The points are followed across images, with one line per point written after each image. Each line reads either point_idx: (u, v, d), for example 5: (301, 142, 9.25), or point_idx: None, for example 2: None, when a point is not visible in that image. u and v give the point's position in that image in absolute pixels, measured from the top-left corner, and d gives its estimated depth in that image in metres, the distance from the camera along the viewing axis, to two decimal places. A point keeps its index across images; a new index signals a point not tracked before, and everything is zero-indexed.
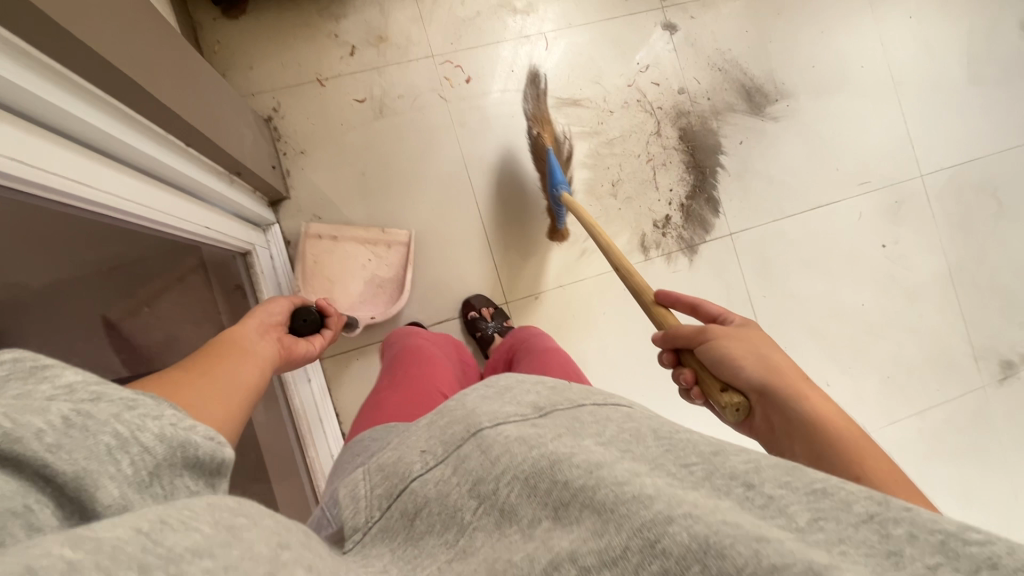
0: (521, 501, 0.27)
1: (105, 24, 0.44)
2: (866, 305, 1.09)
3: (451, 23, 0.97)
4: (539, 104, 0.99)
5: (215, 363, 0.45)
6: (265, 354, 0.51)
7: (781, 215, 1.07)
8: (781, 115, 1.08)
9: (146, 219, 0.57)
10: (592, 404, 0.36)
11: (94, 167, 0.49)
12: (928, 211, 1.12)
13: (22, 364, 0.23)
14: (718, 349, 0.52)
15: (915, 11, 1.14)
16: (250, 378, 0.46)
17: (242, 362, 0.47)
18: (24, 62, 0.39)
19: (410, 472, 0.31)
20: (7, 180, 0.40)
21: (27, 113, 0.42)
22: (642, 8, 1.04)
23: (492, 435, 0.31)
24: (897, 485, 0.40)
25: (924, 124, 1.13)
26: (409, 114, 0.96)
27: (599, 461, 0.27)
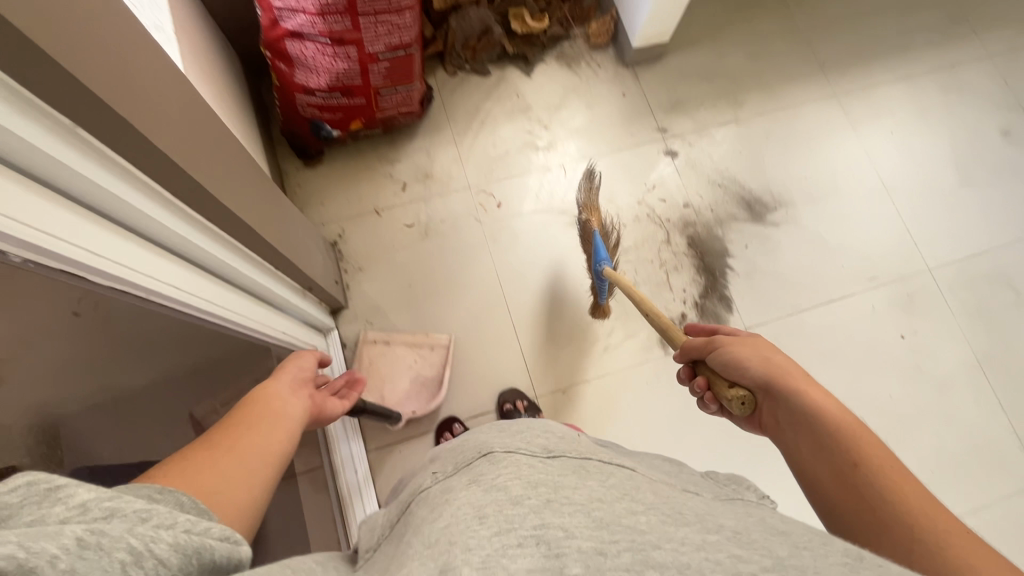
0: (510, 484, 0.35)
1: (216, 176, 0.60)
2: (895, 397, 1.10)
3: (485, 161, 1.17)
4: (590, 194, 1.07)
5: (242, 437, 0.50)
6: (291, 419, 0.58)
7: (794, 310, 1.14)
8: (781, 222, 1.19)
9: (228, 321, 0.69)
10: (597, 460, 0.42)
11: (204, 284, 0.65)
12: (942, 302, 1.16)
13: (36, 487, 0.26)
14: (727, 353, 0.60)
15: (895, 127, 1.28)
16: (274, 448, 0.52)
17: (268, 432, 0.53)
18: (159, 203, 0.54)
19: (422, 484, 0.42)
20: (128, 286, 0.52)
21: (157, 240, 0.57)
22: (647, 139, 1.22)
23: (501, 454, 0.40)
24: (894, 469, 0.47)
25: (922, 224, 1.21)
26: (450, 234, 1.13)
27: (599, 497, 0.35)
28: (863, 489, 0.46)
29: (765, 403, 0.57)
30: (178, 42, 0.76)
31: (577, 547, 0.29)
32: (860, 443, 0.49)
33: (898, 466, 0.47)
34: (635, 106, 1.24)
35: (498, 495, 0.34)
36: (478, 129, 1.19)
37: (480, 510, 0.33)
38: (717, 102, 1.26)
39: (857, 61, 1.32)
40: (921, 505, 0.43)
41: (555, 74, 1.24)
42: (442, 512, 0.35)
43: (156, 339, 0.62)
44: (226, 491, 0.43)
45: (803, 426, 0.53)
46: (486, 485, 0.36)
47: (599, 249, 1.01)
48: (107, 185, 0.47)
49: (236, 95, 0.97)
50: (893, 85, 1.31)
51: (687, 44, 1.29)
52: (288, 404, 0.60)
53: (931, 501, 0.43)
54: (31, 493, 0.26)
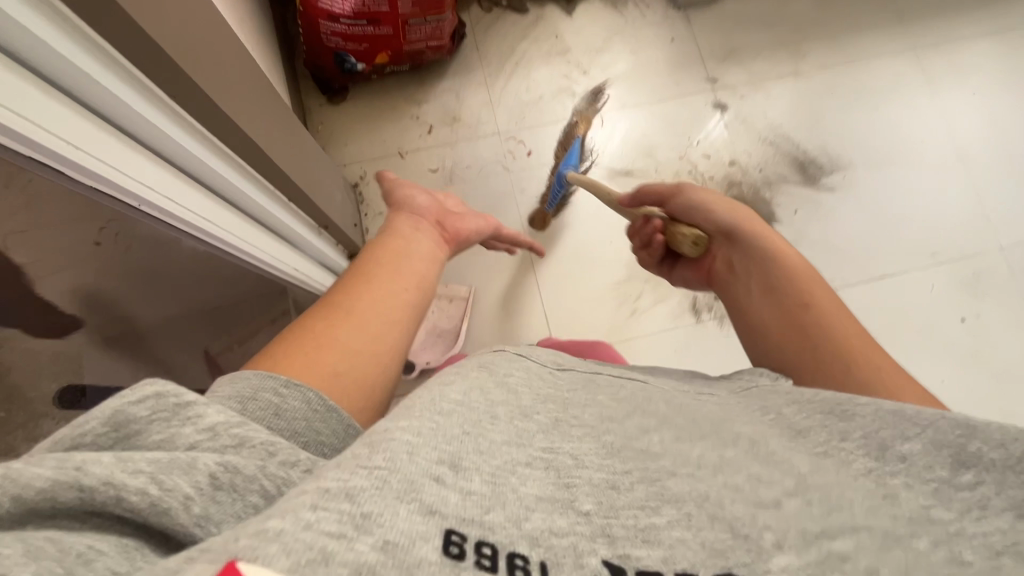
0: (522, 391, 0.36)
1: (241, 100, 0.56)
2: (947, 384, 1.01)
3: (517, 105, 1.10)
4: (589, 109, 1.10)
5: (373, 288, 0.45)
6: (420, 264, 0.51)
7: (843, 283, 1.05)
8: (838, 186, 1.09)
9: (252, 259, 0.66)
10: (608, 376, 0.43)
11: (234, 220, 0.61)
12: (1013, 285, 1.05)
13: (166, 401, 0.29)
14: (689, 199, 0.64)
15: (978, 87, 1.14)
16: (408, 295, 0.47)
17: (399, 279, 0.47)
18: (185, 127, 0.50)
19: None
20: (153, 208, 0.49)
21: (186, 170, 0.53)
22: (694, 89, 1.13)
23: (503, 369, 0.38)
24: (835, 307, 0.51)
25: (999, 197, 1.09)
26: (475, 183, 1.07)
27: (609, 416, 0.36)
28: (804, 322, 0.51)
29: (717, 245, 0.62)
30: None
31: (589, 479, 0.29)
32: (810, 287, 0.53)
33: (835, 301, 0.52)
34: (684, 53, 1.14)
35: (510, 397, 0.35)
36: (512, 71, 1.11)
37: (492, 408, 0.32)
38: (777, 53, 1.14)
39: (941, 12, 1.17)
40: (858, 345, 0.48)
41: (598, 15, 1.15)
42: (434, 391, 0.33)
43: (172, 272, 0.60)
44: (360, 361, 0.40)
45: (758, 269, 0.56)
46: (497, 376, 0.37)
47: (571, 156, 1.05)
48: (128, 99, 0.43)
49: (259, 22, 0.92)
50: (980, 40, 1.16)
51: None
52: (418, 248, 0.54)
53: (859, 334, 0.49)
54: (161, 407, 0.29)
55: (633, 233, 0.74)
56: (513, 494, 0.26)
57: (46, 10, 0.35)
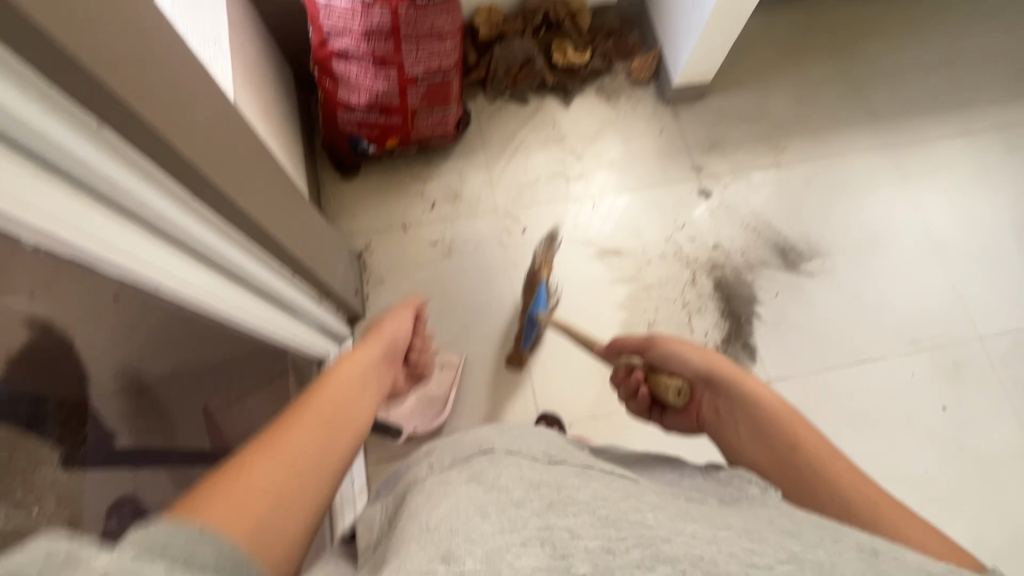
0: (511, 485, 0.38)
1: (258, 192, 0.63)
2: (930, 473, 1.01)
3: (515, 186, 1.19)
4: (548, 250, 1.11)
5: (303, 435, 0.44)
6: (358, 408, 0.51)
7: (823, 366, 1.08)
8: (817, 272, 1.14)
9: (252, 327, 0.71)
10: (599, 469, 0.44)
11: (239, 295, 0.66)
12: (992, 376, 1.07)
13: (54, 556, 0.23)
14: (666, 348, 0.68)
15: (949, 183, 1.21)
16: (338, 442, 0.46)
17: (331, 426, 0.46)
18: (204, 222, 0.56)
19: (418, 474, 0.47)
20: (175, 295, 0.54)
21: (203, 258, 0.58)
22: (681, 177, 1.21)
23: (496, 456, 0.42)
24: (824, 451, 0.51)
25: (976, 289, 1.13)
26: (472, 256, 1.14)
27: (604, 496, 0.38)
28: (800, 473, 0.50)
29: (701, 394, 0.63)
30: (233, 57, 0.82)
31: (584, 547, 0.33)
32: (796, 429, 0.53)
33: (828, 447, 0.51)
34: (671, 144, 1.23)
35: (502, 495, 0.37)
36: (511, 155, 1.21)
37: (484, 508, 0.36)
38: (759, 146, 1.23)
39: (911, 115, 1.26)
40: (859, 496, 0.47)
41: (593, 107, 1.26)
42: (421, 516, 0.37)
43: (183, 340, 0.64)
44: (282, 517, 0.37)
45: (740, 414, 0.57)
46: (488, 484, 0.39)
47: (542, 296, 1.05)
48: (156, 203, 0.49)
49: (283, 108, 1.02)
50: (949, 141, 1.24)
51: (731, 85, 1.27)
52: (366, 393, 0.54)
53: (856, 478, 0.49)
54: (47, 563, 0.22)
55: (619, 383, 0.79)
56: (508, 566, 0.31)
57: (100, 141, 0.42)
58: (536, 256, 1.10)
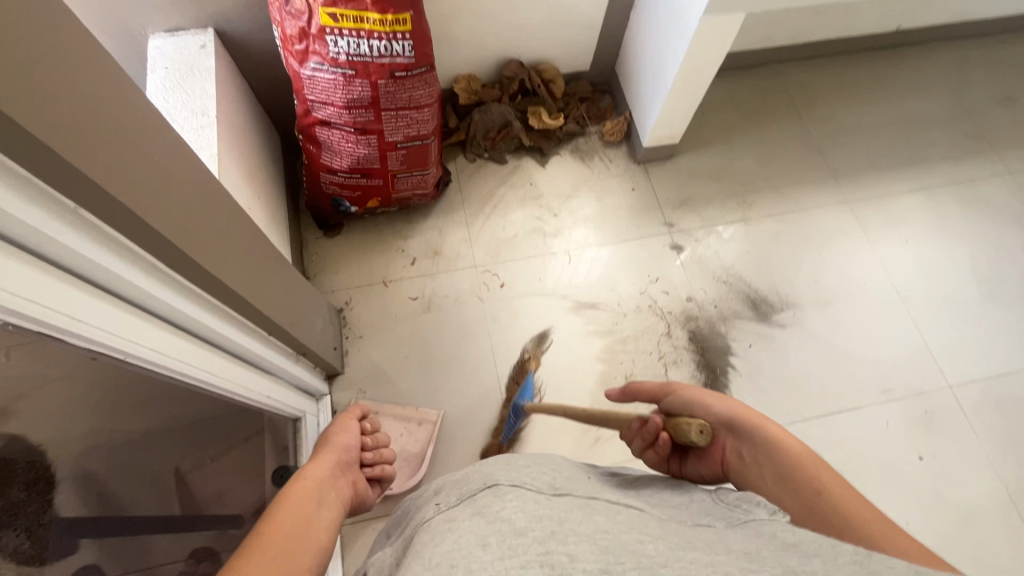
0: (514, 517, 0.37)
1: (233, 257, 0.64)
2: (913, 526, 1.00)
3: (493, 242, 1.23)
4: (537, 346, 1.13)
5: (273, 546, 0.45)
6: (315, 512, 0.54)
7: (799, 417, 1.09)
8: (789, 323, 1.17)
9: (224, 390, 0.70)
10: (604, 500, 0.44)
11: (210, 359, 0.66)
12: (964, 425, 1.09)
13: None
14: (683, 395, 0.67)
15: (911, 236, 1.26)
16: (305, 548, 0.48)
17: (295, 534, 0.48)
18: (179, 291, 0.57)
19: (426, 515, 0.44)
20: (142, 362, 0.56)
21: (175, 323, 0.60)
22: (654, 232, 1.25)
23: (505, 488, 0.41)
24: (845, 491, 0.52)
25: (943, 337, 1.16)
26: (451, 311, 1.16)
27: (605, 528, 0.38)
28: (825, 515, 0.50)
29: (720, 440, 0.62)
30: (220, 128, 0.86)
31: (582, 568, 0.32)
32: (818, 473, 0.53)
33: (847, 487, 0.52)
34: (644, 201, 1.29)
35: (504, 526, 0.36)
36: (489, 212, 1.26)
37: (485, 538, 0.35)
38: (727, 202, 1.29)
39: (869, 172, 1.33)
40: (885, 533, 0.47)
41: (568, 167, 1.32)
42: (443, 540, 0.37)
43: (151, 402, 0.64)
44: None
45: (766, 459, 0.56)
46: (490, 519, 0.37)
47: (525, 389, 1.06)
48: (127, 275, 0.50)
49: (268, 171, 1.06)
50: (907, 195, 1.31)
51: (698, 145, 1.34)
52: (324, 511, 0.55)
53: (877, 518, 0.49)
54: None
55: (631, 436, 0.70)
56: None
57: (75, 220, 0.43)
58: (524, 350, 1.13)
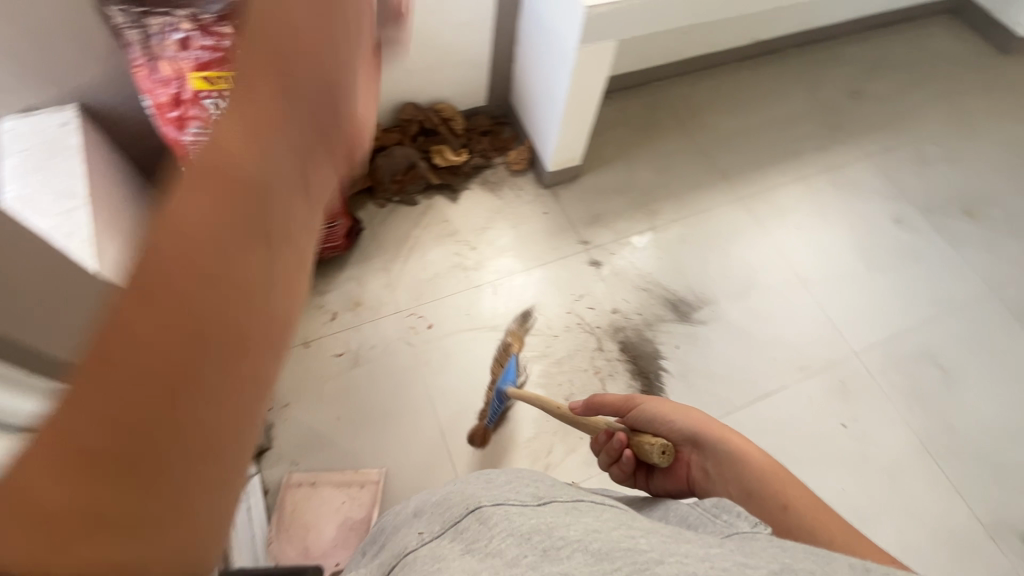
0: (505, 545, 0.37)
1: None
2: (849, 491, 1.07)
3: (415, 284, 1.21)
4: (520, 326, 1.16)
5: (107, 492, 0.17)
6: (271, 262, 0.21)
7: (732, 406, 1.14)
8: (708, 318, 1.23)
9: None
10: (589, 504, 0.44)
11: None
12: (874, 387, 1.18)
13: None
14: (649, 408, 0.68)
15: (799, 222, 1.38)
16: (234, 390, 0.21)
17: (185, 383, 0.18)
18: None
19: (405, 546, 0.42)
20: None
21: None
22: (571, 251, 1.29)
23: (490, 511, 0.41)
24: (808, 502, 0.55)
25: (841, 308, 1.27)
26: (381, 361, 1.13)
27: (596, 528, 0.39)
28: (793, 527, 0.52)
29: (684, 455, 0.64)
30: (95, 208, 0.79)
31: None
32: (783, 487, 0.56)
33: (807, 495, 0.56)
34: (557, 222, 1.32)
35: (495, 558, 0.36)
36: (407, 255, 1.24)
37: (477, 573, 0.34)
38: (634, 213, 1.35)
39: (753, 169, 1.45)
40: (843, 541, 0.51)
41: (479, 199, 1.33)
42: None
43: None
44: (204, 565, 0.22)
45: (732, 473, 0.59)
46: (480, 550, 0.37)
47: (509, 372, 1.09)
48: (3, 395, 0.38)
49: None
50: (790, 186, 1.43)
51: (599, 164, 1.41)
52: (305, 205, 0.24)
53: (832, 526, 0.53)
54: None
55: (598, 447, 0.72)
56: None
57: None
58: (507, 333, 1.14)
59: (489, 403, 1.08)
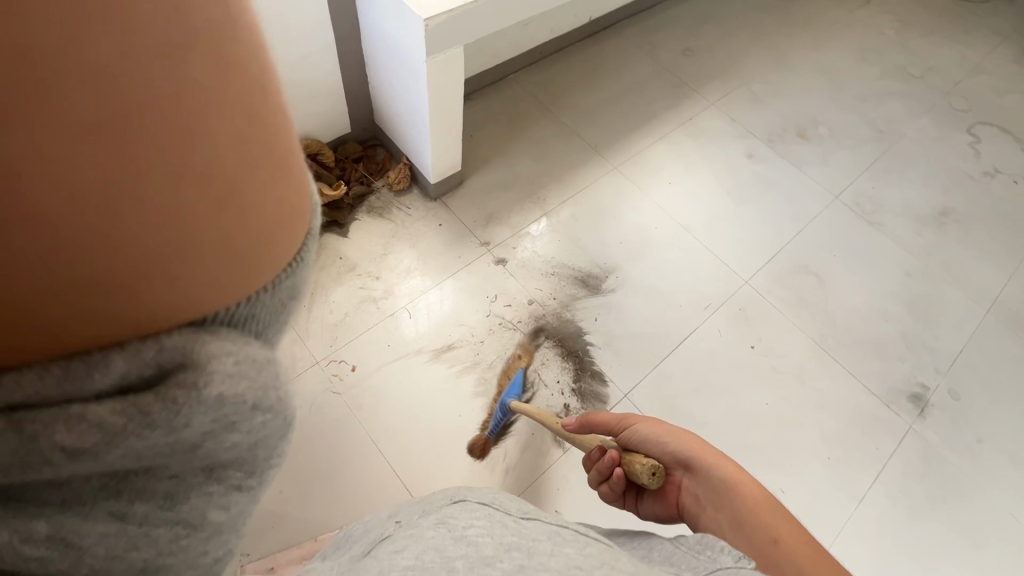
0: (481, 542, 0.40)
1: None
2: (771, 403, 1.19)
3: (326, 331, 1.16)
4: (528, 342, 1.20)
5: (86, 241, 0.18)
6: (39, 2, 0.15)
7: (658, 360, 1.22)
8: (616, 286, 1.30)
9: None
10: (570, 530, 0.47)
11: None
12: (768, 306, 1.32)
13: None
14: (645, 429, 0.70)
15: (671, 176, 1.50)
16: (158, 89, 0.18)
17: (94, 125, 0.17)
18: None
19: (383, 531, 0.48)
20: None
21: None
22: (474, 256, 1.29)
23: (471, 502, 0.48)
24: (803, 542, 0.52)
25: (724, 246, 1.39)
26: (310, 420, 1.07)
27: (577, 565, 0.38)
28: (779, 560, 0.49)
29: (677, 479, 0.65)
30: None
31: None
32: (777, 527, 0.53)
33: (806, 540, 0.52)
34: (454, 231, 1.32)
35: (470, 551, 0.38)
36: (310, 301, 1.19)
37: (450, 563, 0.36)
38: (524, 205, 1.38)
39: (620, 138, 1.54)
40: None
41: (370, 228, 1.30)
42: (405, 549, 0.39)
43: None
44: (283, 252, 0.25)
45: (725, 504, 0.58)
46: (456, 532, 0.41)
47: (514, 386, 1.11)
48: None
49: None
50: (656, 146, 1.55)
51: (480, 165, 1.42)
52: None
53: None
54: None
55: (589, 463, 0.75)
56: None
57: None
58: (518, 347, 1.19)
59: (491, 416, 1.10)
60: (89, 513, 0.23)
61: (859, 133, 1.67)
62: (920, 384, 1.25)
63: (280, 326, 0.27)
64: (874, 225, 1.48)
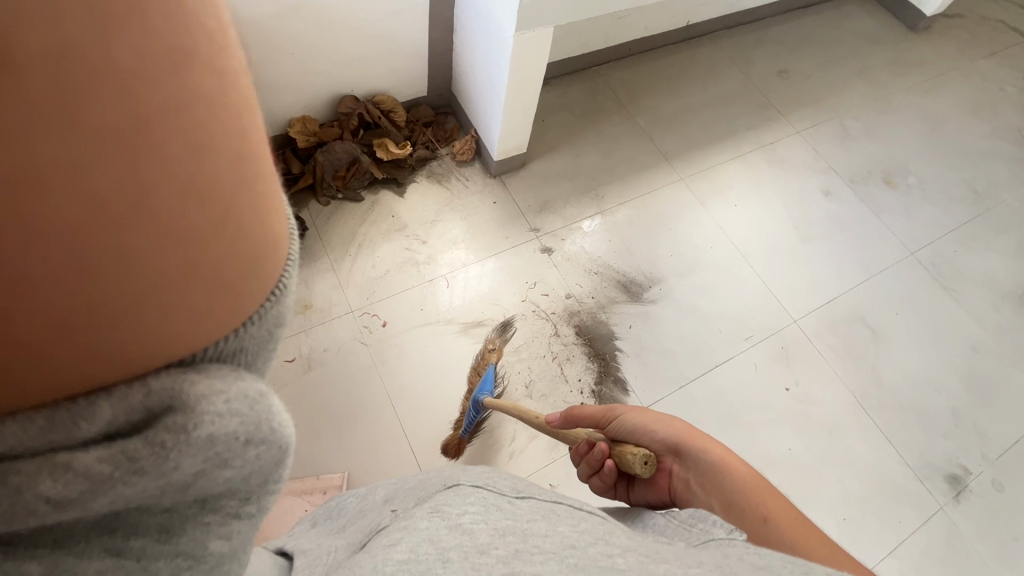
0: (477, 528, 0.40)
1: None
2: (794, 450, 1.14)
3: (366, 283, 1.19)
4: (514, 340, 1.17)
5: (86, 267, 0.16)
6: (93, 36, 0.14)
7: (685, 381, 1.18)
8: (658, 297, 1.27)
9: None
10: (567, 505, 0.47)
11: None
12: (812, 351, 1.25)
13: None
14: (632, 420, 0.69)
15: (738, 198, 1.44)
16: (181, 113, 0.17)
17: (93, 140, 0.15)
18: None
19: (378, 521, 0.48)
20: None
21: None
22: (523, 240, 1.29)
23: (467, 485, 0.48)
24: (786, 512, 0.53)
25: (781, 281, 1.33)
26: (335, 364, 1.11)
27: (572, 544, 0.38)
28: (774, 540, 0.50)
29: (666, 465, 0.64)
30: None
31: None
32: (764, 501, 0.54)
33: (786, 511, 0.53)
34: (507, 211, 1.32)
35: (466, 540, 0.38)
36: (356, 253, 1.22)
37: (445, 555, 0.37)
38: (581, 198, 1.36)
39: (694, 150, 1.50)
40: (814, 547, 0.50)
41: (427, 192, 1.31)
42: (406, 539, 0.39)
43: None
44: (275, 277, 0.23)
45: (714, 487, 0.57)
46: (451, 520, 0.41)
47: (486, 382, 1.08)
48: None
49: None
50: (730, 164, 1.49)
51: (545, 151, 1.41)
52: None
53: (810, 538, 0.51)
54: None
55: (579, 456, 0.73)
56: None
57: None
58: (486, 341, 1.15)
59: (465, 414, 1.07)
60: (83, 553, 0.21)
61: (952, 191, 1.55)
62: (961, 465, 1.17)
63: (275, 351, 0.25)
64: (948, 290, 1.38)
